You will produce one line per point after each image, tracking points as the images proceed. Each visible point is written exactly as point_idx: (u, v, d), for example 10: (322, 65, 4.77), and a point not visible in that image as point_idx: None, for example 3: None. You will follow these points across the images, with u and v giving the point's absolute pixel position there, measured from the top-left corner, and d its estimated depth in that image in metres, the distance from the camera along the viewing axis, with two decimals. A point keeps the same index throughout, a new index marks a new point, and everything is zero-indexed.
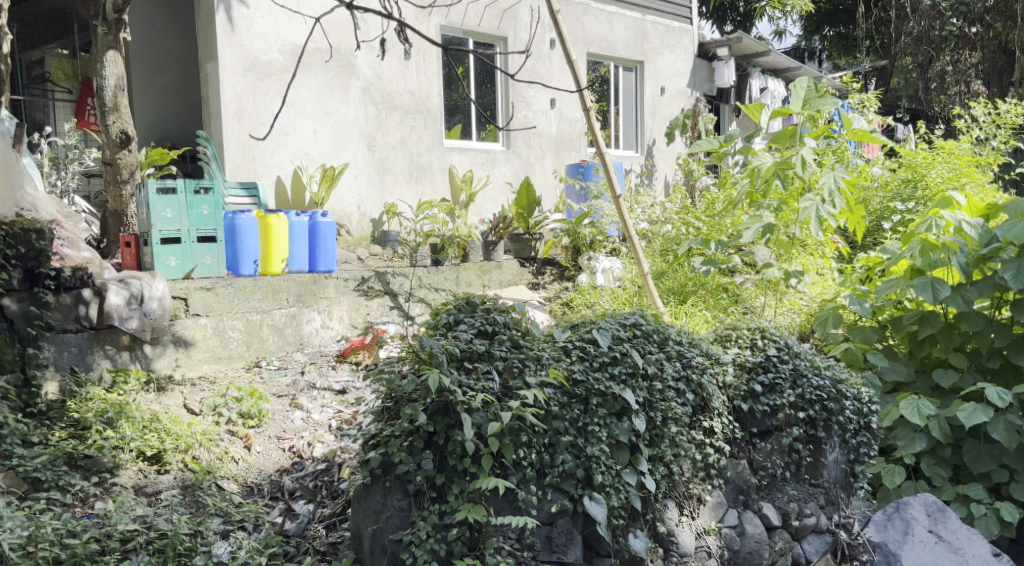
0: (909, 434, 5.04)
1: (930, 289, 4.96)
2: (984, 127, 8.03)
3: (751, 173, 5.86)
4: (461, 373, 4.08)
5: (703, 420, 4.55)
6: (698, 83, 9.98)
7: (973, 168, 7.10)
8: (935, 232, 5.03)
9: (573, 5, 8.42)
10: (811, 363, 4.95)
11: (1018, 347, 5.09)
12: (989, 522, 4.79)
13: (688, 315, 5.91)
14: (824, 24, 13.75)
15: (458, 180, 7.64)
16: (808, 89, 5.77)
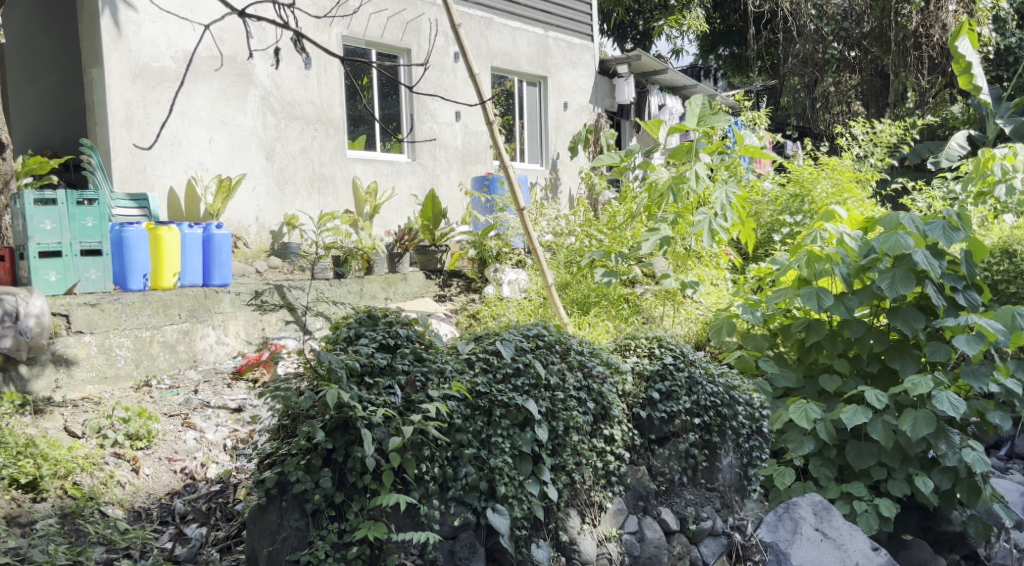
0: (799, 436, 5.25)
1: (815, 298, 5.22)
2: (863, 145, 8.50)
3: (650, 188, 6.11)
4: (362, 388, 4.07)
5: (603, 429, 4.65)
6: (599, 100, 10.21)
7: (854, 183, 7.44)
8: (820, 243, 5.28)
9: (476, 19, 8.50)
10: (705, 370, 5.14)
11: (895, 351, 5.37)
12: (869, 518, 5.03)
13: (591, 325, 6.01)
14: (719, 43, 14.25)
15: (361, 192, 7.59)
16: (703, 106, 5.94)
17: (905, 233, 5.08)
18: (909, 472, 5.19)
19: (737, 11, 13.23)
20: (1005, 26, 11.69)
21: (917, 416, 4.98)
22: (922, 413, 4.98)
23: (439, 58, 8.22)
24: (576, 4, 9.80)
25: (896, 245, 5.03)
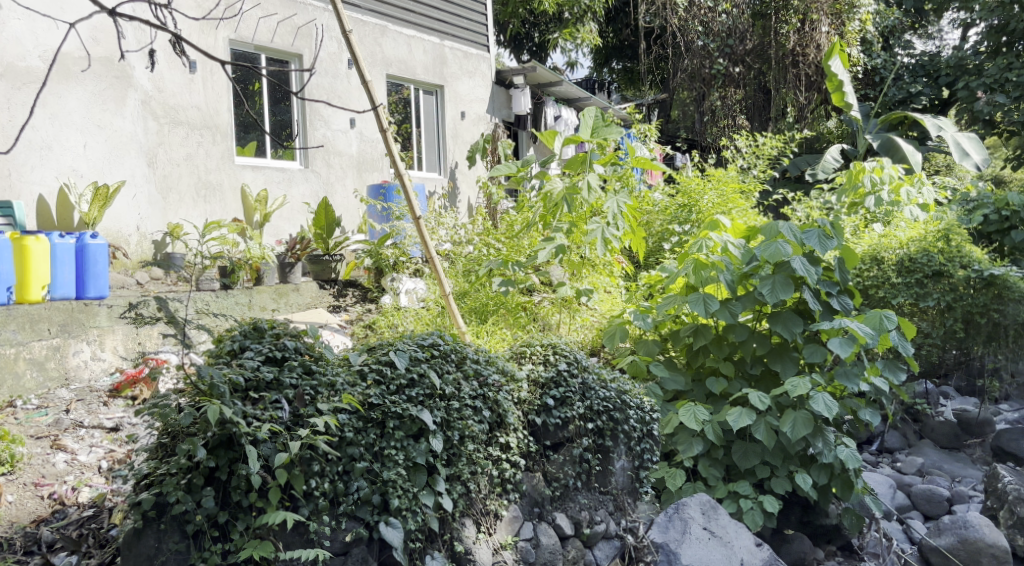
0: (688, 438, 5.42)
1: (702, 303, 5.39)
2: (747, 157, 8.86)
3: (545, 198, 6.16)
4: (247, 404, 3.96)
5: (500, 437, 4.65)
6: (496, 110, 10.27)
7: (738, 194, 7.74)
8: (706, 252, 5.48)
9: (370, 27, 8.43)
10: (598, 376, 5.24)
11: (777, 354, 5.59)
12: (755, 515, 5.24)
13: (489, 333, 5.93)
14: (612, 57, 14.55)
15: (251, 200, 7.40)
16: (596, 118, 6.04)
17: (784, 241, 5.31)
18: (790, 469, 5.42)
19: (628, 26, 13.53)
20: (872, 48, 12.37)
21: (796, 416, 5.22)
22: (800, 414, 5.22)
23: (331, 65, 8.12)
24: (471, 14, 9.85)
25: (776, 252, 5.25)
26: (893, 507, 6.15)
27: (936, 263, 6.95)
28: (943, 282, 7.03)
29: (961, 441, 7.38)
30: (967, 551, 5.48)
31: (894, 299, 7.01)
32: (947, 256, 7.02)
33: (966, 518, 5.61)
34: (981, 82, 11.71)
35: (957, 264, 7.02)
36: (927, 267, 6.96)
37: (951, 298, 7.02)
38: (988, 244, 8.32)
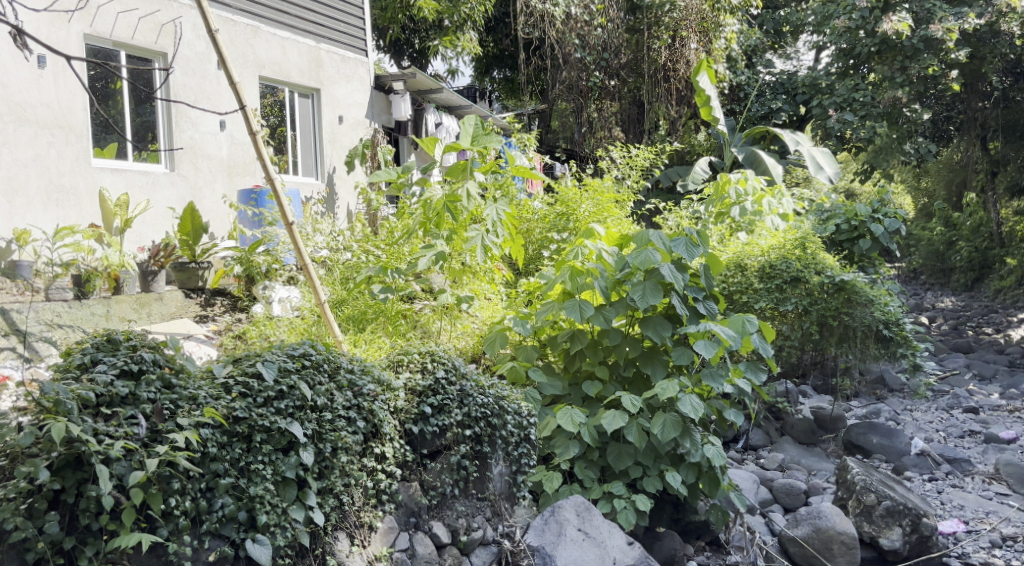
0: (565, 442, 5.49)
1: (578, 309, 5.51)
2: (622, 168, 9.09)
3: (424, 205, 6.12)
4: (99, 421, 3.75)
5: (375, 447, 4.58)
6: (375, 115, 10.13)
7: (613, 204, 7.88)
8: (581, 259, 5.57)
9: (241, 27, 8.19)
10: (476, 383, 5.19)
11: (648, 357, 5.74)
12: (629, 514, 5.33)
13: (367, 341, 5.75)
14: (493, 66, 14.56)
15: (110, 204, 6.93)
16: (475, 127, 6.03)
17: (654, 249, 5.45)
18: (660, 468, 5.57)
19: (508, 36, 13.61)
20: (737, 66, 12.88)
21: (666, 419, 5.35)
22: (669, 417, 5.36)
23: (198, 65, 7.84)
24: (349, 18, 9.70)
25: (646, 260, 5.38)
26: (756, 501, 6.42)
27: (793, 269, 7.37)
28: (800, 288, 7.44)
29: (816, 436, 7.77)
30: (821, 540, 5.79)
31: (756, 304, 7.35)
32: (804, 263, 7.46)
33: (820, 508, 5.93)
34: (832, 101, 12.55)
35: (812, 270, 7.43)
36: (786, 273, 7.36)
37: (808, 302, 7.42)
38: (840, 252, 8.79)
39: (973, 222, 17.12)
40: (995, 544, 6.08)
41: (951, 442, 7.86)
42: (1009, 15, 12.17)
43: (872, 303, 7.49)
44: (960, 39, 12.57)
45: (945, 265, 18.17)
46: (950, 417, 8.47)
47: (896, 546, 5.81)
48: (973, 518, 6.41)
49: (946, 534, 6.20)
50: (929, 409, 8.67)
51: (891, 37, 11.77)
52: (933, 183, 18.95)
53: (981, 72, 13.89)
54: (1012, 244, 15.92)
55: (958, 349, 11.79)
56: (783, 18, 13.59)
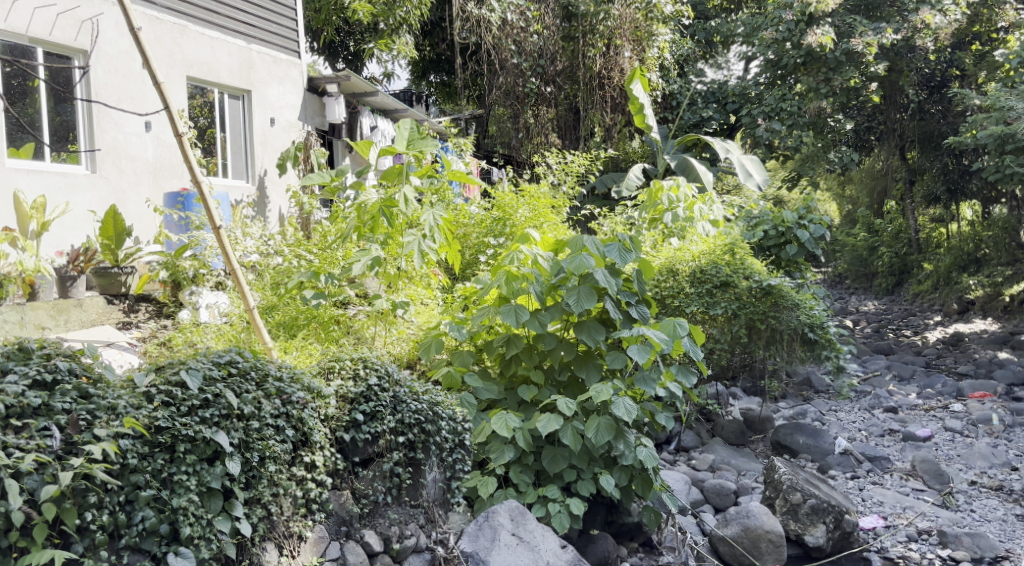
0: (500, 446, 5.44)
1: (513, 314, 5.49)
2: (557, 173, 9.13)
3: (359, 209, 6.01)
4: (9, 433, 3.61)
5: (304, 456, 4.49)
6: (308, 117, 10.00)
7: (550, 209, 7.86)
8: (517, 264, 5.51)
9: (168, 26, 7.99)
10: (410, 389, 5.13)
11: (582, 361, 5.76)
12: (563, 518, 5.32)
13: (298, 348, 5.62)
14: (430, 70, 14.40)
15: (26, 207, 6.64)
16: (411, 131, 5.96)
17: (588, 254, 5.48)
18: (595, 471, 5.59)
19: (444, 41, 13.51)
20: (669, 75, 13.04)
21: (600, 423, 5.39)
22: (603, 421, 5.41)
23: (122, 64, 7.63)
24: (280, 19, 9.55)
25: (580, 265, 5.41)
26: (688, 502, 6.50)
27: (723, 274, 7.51)
28: (728, 292, 7.60)
29: (745, 437, 7.91)
30: (749, 539, 5.89)
31: (687, 308, 7.45)
32: (733, 268, 7.61)
33: (748, 508, 6.03)
34: (761, 110, 12.82)
35: (740, 275, 7.59)
36: (716, 278, 7.50)
37: (737, 306, 7.55)
38: (767, 257, 9.00)
39: (894, 229, 17.63)
40: (912, 538, 6.29)
41: (872, 440, 8.10)
42: (924, 31, 12.55)
43: (798, 307, 7.67)
44: (880, 53, 13.03)
45: (868, 269, 18.75)
46: (871, 417, 8.73)
47: (820, 544, 5.99)
48: (892, 514, 6.61)
49: (866, 529, 6.39)
50: (852, 410, 8.93)
51: (815, 50, 12.15)
52: (857, 191, 19.52)
53: (899, 85, 14.58)
54: (929, 249, 16.79)
55: (879, 351, 12.17)
56: (714, 29, 13.83)
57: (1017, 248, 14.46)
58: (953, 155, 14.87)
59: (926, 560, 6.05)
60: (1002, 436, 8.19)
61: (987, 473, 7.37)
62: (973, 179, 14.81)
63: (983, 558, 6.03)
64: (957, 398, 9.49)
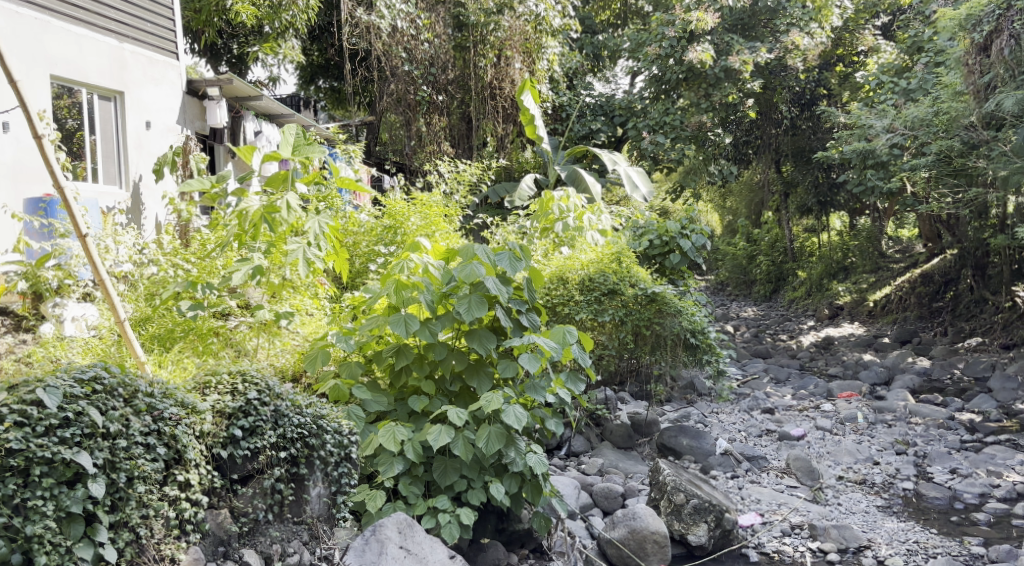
0: (389, 458, 5.31)
1: (403, 324, 5.41)
2: (449, 182, 9.05)
3: (240, 216, 5.76)
4: None
5: (177, 475, 4.29)
6: (188, 121, 9.63)
7: (441, 218, 7.73)
8: (406, 272, 5.48)
9: (28, 21, 7.56)
10: (292, 403, 4.94)
11: (473, 370, 5.69)
12: (453, 529, 5.25)
13: (174, 362, 5.35)
14: (318, 75, 13.99)
15: None
16: (297, 136, 5.79)
17: (479, 262, 5.45)
18: (485, 480, 5.53)
19: (332, 45, 12.92)
20: (559, 87, 13.05)
21: (491, 432, 5.36)
22: (494, 429, 5.38)
23: None
24: (156, 18, 9.18)
25: (471, 273, 5.38)
26: (578, 506, 6.55)
27: (610, 282, 7.64)
28: (616, 300, 7.69)
29: (632, 441, 8.06)
30: (636, 540, 6.01)
31: (576, 316, 7.50)
32: (619, 276, 7.74)
33: (635, 509, 6.15)
34: (646, 124, 13.13)
35: (626, 283, 7.71)
36: (603, 286, 7.62)
37: (624, 313, 7.68)
38: (652, 265, 9.19)
39: (770, 238, 18.67)
40: (786, 532, 6.53)
41: (751, 441, 8.38)
42: (795, 52, 13.16)
43: (681, 314, 7.84)
44: (755, 71, 13.62)
45: (747, 277, 19.53)
46: (750, 418, 9.05)
47: (702, 542, 6.14)
48: (768, 511, 6.84)
49: (744, 526, 6.60)
50: (732, 412, 9.24)
51: (695, 66, 12.60)
52: (737, 201, 20.14)
53: (773, 102, 15.23)
54: (802, 258, 17.78)
55: (757, 355, 12.64)
56: (601, 43, 14.02)
57: (879, 256, 15.68)
58: (823, 170, 15.59)
59: (799, 553, 6.28)
60: (866, 433, 8.64)
61: (853, 469, 7.76)
62: (841, 192, 15.68)
63: (848, 548, 6.33)
64: (827, 398, 9.97)
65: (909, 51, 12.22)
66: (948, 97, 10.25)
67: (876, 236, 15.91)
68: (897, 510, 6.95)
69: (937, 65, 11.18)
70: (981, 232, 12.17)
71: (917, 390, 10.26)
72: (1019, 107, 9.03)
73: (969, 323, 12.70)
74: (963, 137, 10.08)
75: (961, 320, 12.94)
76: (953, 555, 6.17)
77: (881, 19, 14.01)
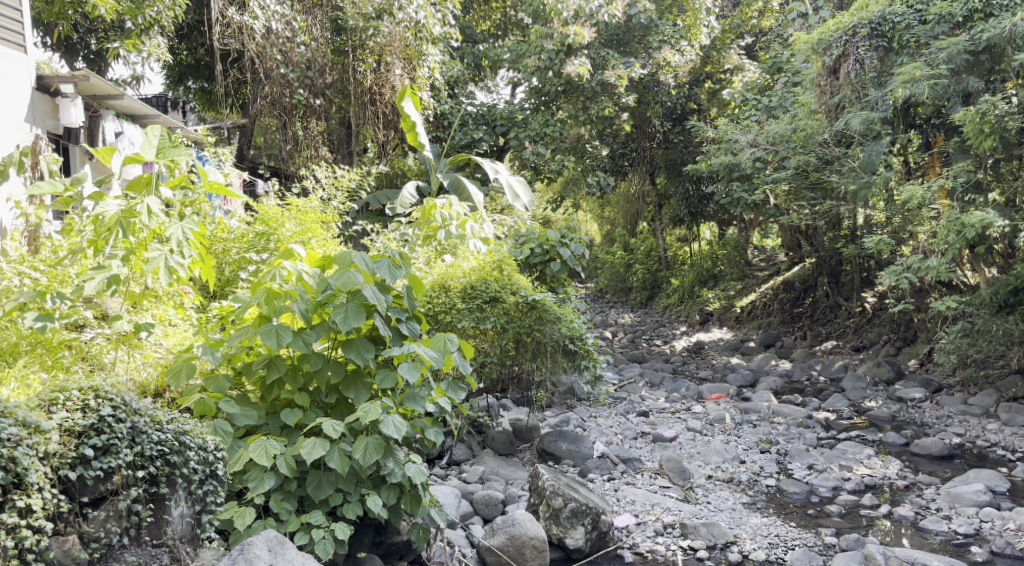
0: (259, 474, 5.15)
1: (274, 335, 5.26)
2: (327, 188, 8.78)
3: (94, 221, 5.45)
4: None
5: (15, 499, 4.09)
6: (37, 119, 9.04)
7: (317, 224, 7.47)
8: (279, 281, 5.32)
9: None
10: (151, 419, 4.71)
11: (350, 381, 5.55)
12: (327, 544, 5.13)
13: (16, 378, 4.96)
14: (187, 76, 13.46)
15: None
16: (161, 138, 5.53)
17: (356, 270, 5.36)
18: (362, 493, 5.42)
19: (202, 45, 12.42)
20: (440, 95, 12.77)
21: (368, 443, 5.26)
22: (372, 440, 5.28)
23: None
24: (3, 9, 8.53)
25: (348, 281, 5.29)
26: (457, 515, 6.52)
27: (492, 290, 7.64)
28: (498, 307, 7.72)
29: (514, 447, 8.09)
30: (514, 546, 6.05)
31: (459, 323, 7.45)
32: (501, 284, 7.78)
33: (514, 516, 6.18)
34: (527, 134, 13.20)
35: (508, 290, 7.76)
36: (485, 294, 7.62)
37: (505, 320, 7.72)
38: (533, 273, 9.28)
39: (646, 247, 19.31)
40: (658, 532, 6.70)
41: (626, 443, 8.58)
42: (666, 69, 13.62)
43: (560, 320, 7.99)
44: (629, 86, 14.04)
45: (625, 284, 20.10)
46: (626, 421, 9.27)
47: (579, 545, 6.24)
48: (642, 511, 7.00)
49: (619, 527, 6.73)
50: (608, 415, 9.44)
51: (573, 79, 12.91)
52: (614, 212, 20.28)
53: (647, 117, 15.69)
54: (676, 266, 18.45)
55: (633, 359, 12.96)
56: (481, 53, 14.04)
57: (745, 264, 16.35)
58: (693, 182, 16.35)
59: (671, 551, 6.46)
60: (734, 433, 8.98)
61: (721, 467, 8.05)
62: (709, 203, 16.43)
63: (716, 545, 6.54)
64: (698, 400, 10.34)
65: (770, 70, 12.88)
66: (804, 115, 10.83)
67: (743, 245, 16.61)
68: (760, 506, 7.25)
69: (795, 85, 11.82)
70: (835, 243, 12.89)
71: (780, 391, 10.76)
72: (864, 127, 9.89)
73: (826, 327, 13.46)
74: (818, 153, 10.67)
75: (818, 323, 13.71)
76: (809, 546, 6.48)
77: (746, 40, 14.71)
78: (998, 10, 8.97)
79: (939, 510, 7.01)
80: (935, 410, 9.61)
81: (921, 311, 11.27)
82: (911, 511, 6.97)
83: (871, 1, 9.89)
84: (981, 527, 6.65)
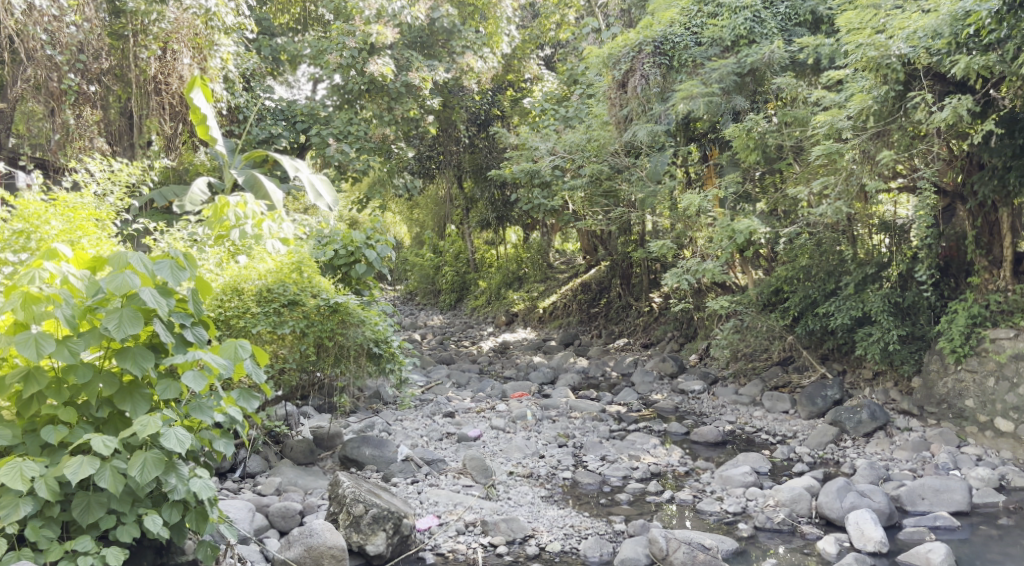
0: (12, 501, 4.70)
1: (33, 345, 4.82)
2: (101, 183, 8.09)
3: None
4: None
5: None
6: None
7: (91, 222, 6.86)
8: (38, 283, 4.89)
9: None
10: None
11: (125, 393, 5.14)
12: None
13: None
14: None
15: None
16: None
17: (132, 272, 5.01)
18: (138, 513, 5.04)
19: None
20: (234, 87, 12.11)
21: (146, 458, 4.91)
22: (150, 456, 4.94)
23: None
24: None
25: (122, 284, 4.93)
26: (251, 530, 6.25)
27: (290, 293, 7.41)
28: (297, 310, 7.49)
29: (315, 455, 7.86)
30: (312, 557, 5.91)
31: (253, 328, 7.16)
32: (300, 286, 7.54)
33: (312, 526, 6.02)
34: (330, 132, 12.81)
35: (308, 293, 7.55)
36: (283, 297, 7.37)
37: (305, 324, 7.51)
38: (336, 275, 9.07)
39: (454, 250, 19.57)
40: (460, 531, 6.74)
41: (431, 444, 8.59)
42: (469, 74, 13.75)
43: (363, 323, 7.87)
44: (433, 89, 14.14)
45: (434, 287, 20.17)
46: (431, 423, 9.28)
47: (380, 551, 6.16)
48: (444, 512, 7.01)
49: (421, 530, 6.72)
50: (414, 418, 9.42)
51: (377, 79, 12.72)
52: (423, 215, 20.30)
53: (452, 121, 15.76)
54: (483, 269, 18.78)
55: (442, 361, 12.99)
56: (279, 47, 13.55)
57: (547, 266, 16.88)
58: (498, 187, 16.72)
59: (471, 550, 6.51)
60: (533, 430, 9.21)
61: (521, 463, 8.24)
62: (513, 208, 16.88)
63: (515, 539, 6.67)
64: (501, 399, 10.52)
65: (567, 82, 13.45)
66: (598, 126, 11.38)
67: (545, 248, 17.13)
68: (557, 499, 7.47)
69: (590, 96, 12.36)
70: (626, 246, 13.58)
71: (577, 387, 11.15)
72: (650, 138, 10.52)
73: (618, 326, 14.16)
74: (610, 162, 11.18)
75: (612, 322, 14.40)
76: (600, 534, 6.75)
77: (544, 50, 15.18)
78: (759, 38, 9.94)
79: (713, 491, 7.52)
80: (711, 400, 10.34)
81: (700, 309, 12.11)
82: (690, 495, 7.44)
83: (654, 22, 10.57)
84: (747, 504, 7.19)
